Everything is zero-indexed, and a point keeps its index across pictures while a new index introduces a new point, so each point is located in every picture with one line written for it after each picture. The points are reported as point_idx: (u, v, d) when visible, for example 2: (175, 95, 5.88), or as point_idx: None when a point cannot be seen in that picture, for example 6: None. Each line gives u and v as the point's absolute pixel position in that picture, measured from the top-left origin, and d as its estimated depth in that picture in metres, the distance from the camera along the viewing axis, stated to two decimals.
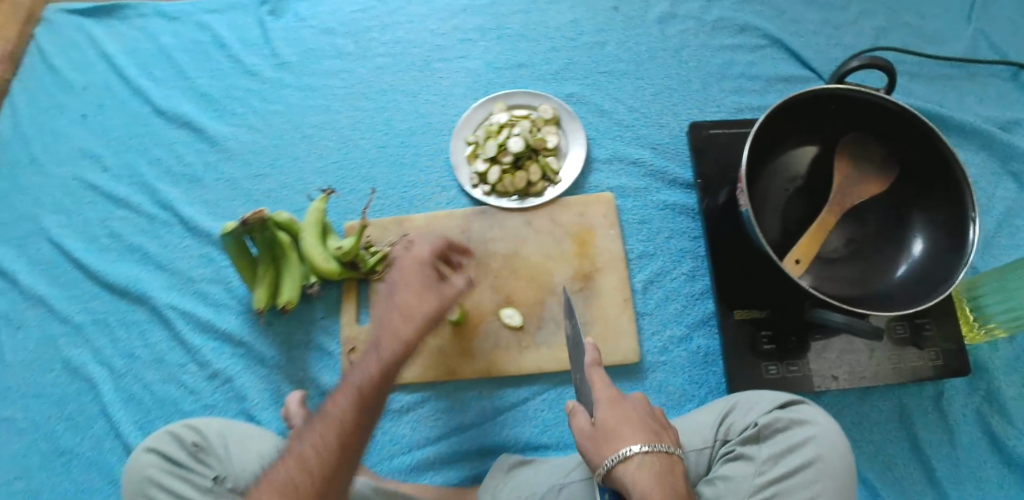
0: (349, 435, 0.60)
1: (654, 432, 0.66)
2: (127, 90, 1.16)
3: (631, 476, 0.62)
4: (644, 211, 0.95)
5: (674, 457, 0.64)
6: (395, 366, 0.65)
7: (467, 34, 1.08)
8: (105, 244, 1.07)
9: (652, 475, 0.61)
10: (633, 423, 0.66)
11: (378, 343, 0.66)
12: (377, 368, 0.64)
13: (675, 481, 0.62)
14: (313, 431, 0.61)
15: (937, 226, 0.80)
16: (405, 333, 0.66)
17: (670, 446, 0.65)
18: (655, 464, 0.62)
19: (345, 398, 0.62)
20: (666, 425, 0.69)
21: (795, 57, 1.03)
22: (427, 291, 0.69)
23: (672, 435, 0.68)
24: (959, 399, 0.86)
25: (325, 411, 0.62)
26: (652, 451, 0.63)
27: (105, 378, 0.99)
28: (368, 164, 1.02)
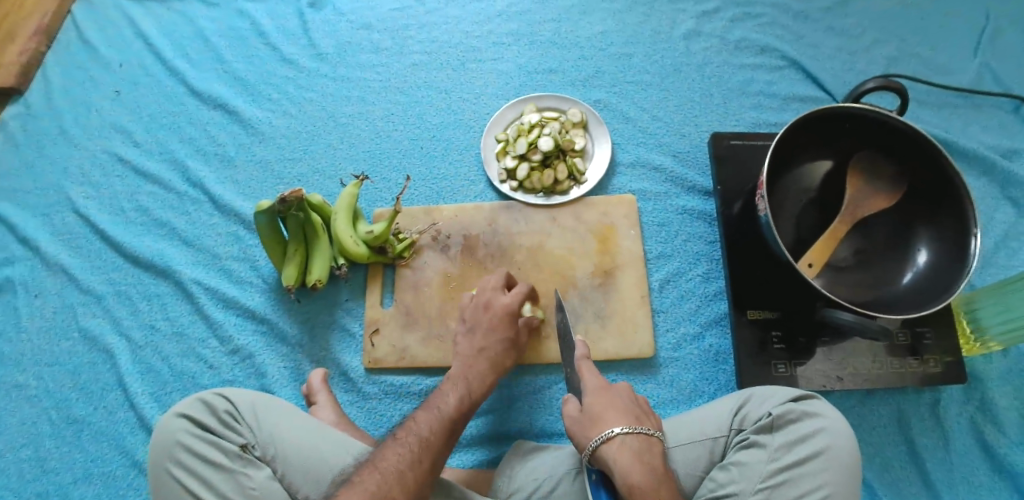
0: (435, 449, 0.71)
1: (637, 417, 0.72)
2: (162, 70, 1.19)
3: (613, 454, 0.67)
4: (663, 214, 0.99)
5: (654, 440, 0.70)
6: (474, 402, 0.79)
7: (501, 38, 1.13)
8: (132, 217, 1.09)
9: (633, 453, 0.67)
10: (618, 408, 0.72)
11: (463, 380, 0.80)
12: (463, 399, 0.78)
13: (653, 459, 0.67)
14: (416, 428, 0.72)
15: (941, 240, 0.85)
16: (490, 378, 0.82)
17: (651, 430, 0.70)
18: (635, 443, 0.68)
19: (435, 419, 0.74)
20: (650, 413, 0.75)
21: (811, 78, 1.09)
22: (512, 347, 0.86)
23: (655, 422, 0.74)
24: (955, 407, 0.90)
25: (415, 427, 0.72)
26: (634, 433, 0.69)
27: (124, 349, 1.01)
28: (399, 155, 1.06)
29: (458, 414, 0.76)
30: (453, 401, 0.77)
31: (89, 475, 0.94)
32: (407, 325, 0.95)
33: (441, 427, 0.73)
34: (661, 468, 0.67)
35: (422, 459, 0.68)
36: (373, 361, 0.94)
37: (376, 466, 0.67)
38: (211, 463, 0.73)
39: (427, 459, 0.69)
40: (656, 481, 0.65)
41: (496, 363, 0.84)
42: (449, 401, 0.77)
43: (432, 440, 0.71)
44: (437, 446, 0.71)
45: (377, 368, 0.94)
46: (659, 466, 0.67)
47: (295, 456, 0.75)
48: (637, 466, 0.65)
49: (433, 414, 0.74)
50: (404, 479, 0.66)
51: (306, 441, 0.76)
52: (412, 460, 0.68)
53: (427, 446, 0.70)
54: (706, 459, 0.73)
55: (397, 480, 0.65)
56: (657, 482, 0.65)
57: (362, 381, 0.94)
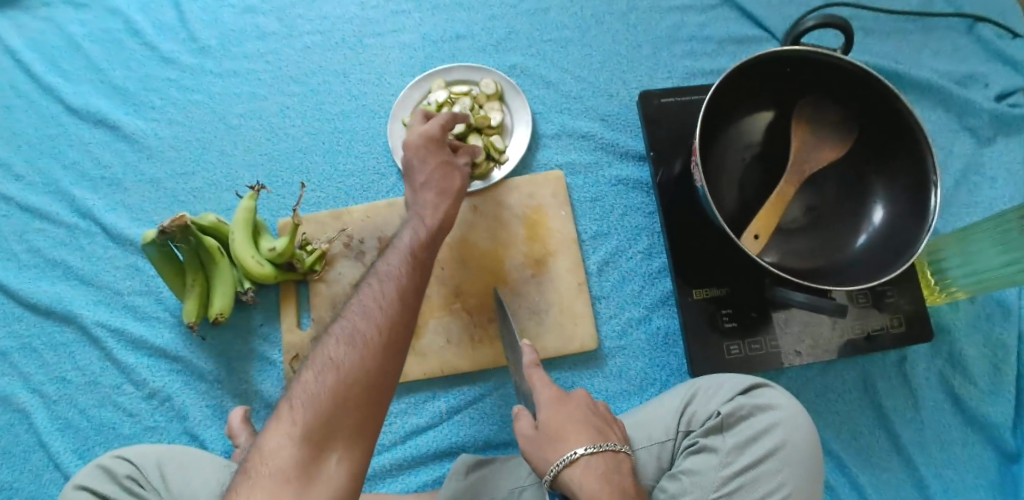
0: (409, 291, 0.59)
1: (601, 429, 0.64)
2: (37, 89, 1.04)
3: (578, 476, 0.60)
4: (596, 188, 0.90)
5: (622, 454, 0.63)
6: (436, 238, 0.66)
7: (401, 6, 1.00)
8: (20, 260, 0.97)
9: (600, 474, 0.60)
10: (579, 422, 0.64)
11: (418, 214, 0.67)
12: (424, 233, 0.65)
13: (622, 478, 0.60)
14: (382, 272, 0.60)
15: (897, 189, 0.77)
16: (443, 207, 0.68)
17: (617, 444, 0.63)
18: (602, 463, 0.61)
19: (399, 259, 0.62)
20: (613, 420, 0.67)
21: (747, 15, 0.98)
22: (454, 169, 0.72)
23: (619, 430, 0.66)
24: (921, 362, 0.85)
25: (380, 271, 0.61)
26: (600, 450, 0.61)
27: (38, 406, 0.91)
28: (300, 153, 0.95)
29: (402, 272, 0.60)
30: (400, 249, 0.63)
31: None
32: None
33: (389, 288, 0.58)
34: (631, 487, 0.60)
35: (365, 333, 0.55)
36: None
37: (315, 359, 0.55)
38: None
39: (377, 334, 0.55)
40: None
41: (444, 189, 0.69)
42: (393, 260, 0.61)
43: (376, 311, 0.57)
44: (386, 314, 0.57)
45: None
46: (629, 486, 0.60)
47: None
48: (606, 489, 0.58)
49: (378, 278, 0.60)
50: (347, 363, 0.54)
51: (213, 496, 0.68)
52: (356, 339, 0.55)
53: (371, 317, 0.56)
54: (655, 466, 0.66)
55: (339, 369, 0.53)
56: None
57: None
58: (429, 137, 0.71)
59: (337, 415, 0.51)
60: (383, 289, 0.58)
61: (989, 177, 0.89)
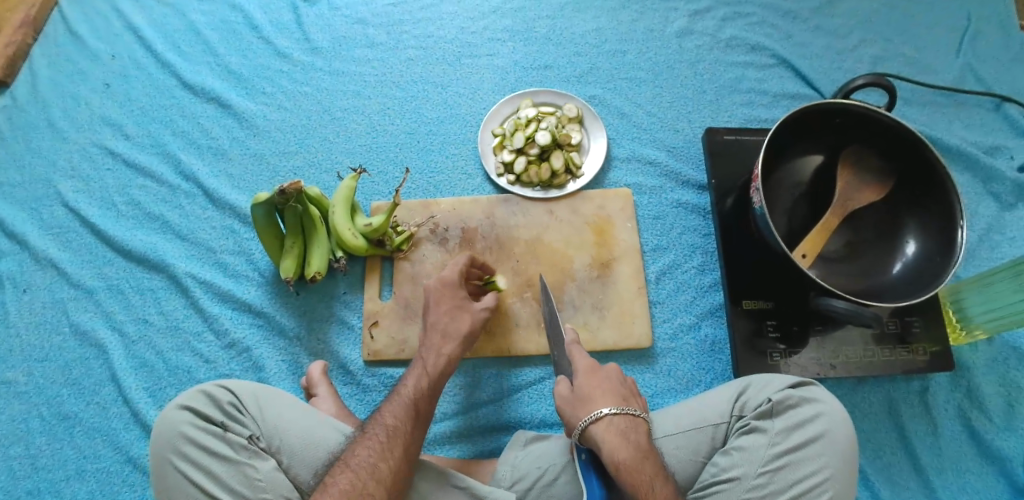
0: (406, 437, 0.73)
1: (626, 398, 0.73)
2: (155, 65, 1.16)
3: (599, 431, 0.68)
4: (659, 208, 1.01)
5: (641, 419, 0.71)
6: (436, 385, 0.80)
7: (496, 34, 1.14)
8: (122, 211, 1.05)
9: (620, 432, 0.68)
10: (608, 390, 0.73)
11: (422, 359, 0.82)
12: (425, 380, 0.80)
13: (636, 438, 0.69)
14: (383, 421, 0.74)
15: (928, 231, 0.88)
16: (446, 350, 0.83)
17: (638, 411, 0.72)
18: (623, 423, 0.69)
19: (398, 407, 0.76)
20: (637, 395, 0.76)
21: (800, 76, 1.11)
22: (461, 312, 0.87)
23: (641, 402, 0.75)
24: (942, 394, 0.92)
25: (378, 418, 0.75)
26: (624, 413, 0.70)
27: (116, 344, 0.97)
28: (396, 148, 1.07)
29: (421, 395, 0.78)
30: (403, 398, 0.77)
31: (81, 473, 0.90)
32: (407, 318, 0.95)
33: (394, 443, 0.72)
34: (644, 445, 0.68)
35: (370, 490, 0.67)
36: (373, 353, 0.93)
37: (346, 463, 0.69)
38: (216, 455, 0.70)
39: (400, 447, 0.72)
40: (639, 459, 0.66)
41: (451, 334, 0.84)
42: (409, 384, 0.79)
43: (398, 428, 0.73)
44: (404, 432, 0.73)
45: (376, 360, 0.93)
46: (643, 444, 0.68)
47: (301, 445, 0.73)
48: (621, 443, 0.67)
49: (397, 401, 0.77)
50: (376, 471, 0.69)
51: (310, 430, 0.74)
52: (381, 451, 0.71)
53: (394, 434, 0.73)
54: (708, 445, 0.74)
55: (369, 473, 0.68)
56: (639, 459, 0.66)
57: (361, 374, 0.93)
58: (452, 283, 0.88)
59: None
60: (388, 444, 0.71)
61: (1010, 236, 0.99)
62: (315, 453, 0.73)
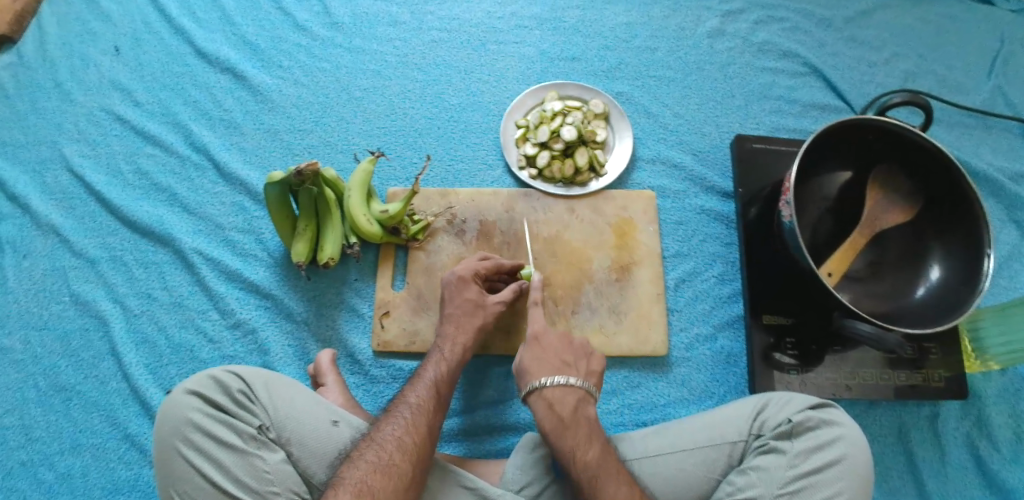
0: (430, 417, 0.74)
1: (565, 365, 0.78)
2: (168, 29, 1.11)
3: (531, 402, 0.75)
4: (682, 213, 0.99)
5: (573, 387, 0.75)
6: (456, 369, 0.81)
7: (524, 21, 1.11)
8: (128, 180, 1.02)
9: (547, 403, 0.74)
10: (547, 360, 0.78)
11: (440, 346, 0.82)
12: (446, 366, 0.80)
13: (562, 407, 0.73)
14: (408, 401, 0.75)
15: (953, 256, 0.87)
16: (464, 341, 0.82)
17: (572, 379, 0.76)
18: (552, 394, 0.74)
19: (421, 390, 0.76)
20: (585, 360, 0.79)
21: (831, 87, 1.09)
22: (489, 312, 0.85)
23: (589, 365, 0.79)
24: (951, 421, 0.92)
25: (401, 399, 0.76)
26: (553, 384, 0.75)
27: (118, 317, 0.93)
28: (415, 133, 1.03)
29: (442, 378, 0.78)
30: (425, 381, 0.78)
31: (77, 448, 0.87)
32: (418, 310, 0.92)
33: (418, 423, 0.72)
34: (570, 414, 0.73)
35: (400, 467, 0.67)
36: (383, 344, 0.91)
37: (373, 438, 0.70)
38: (223, 444, 0.68)
39: (422, 421, 0.73)
40: (561, 428, 0.71)
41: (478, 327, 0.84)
42: (430, 369, 0.79)
43: (422, 406, 0.74)
44: (428, 409, 0.74)
45: (386, 351, 0.91)
46: (568, 412, 0.73)
47: (310, 436, 0.71)
48: (545, 413, 0.73)
49: (418, 383, 0.77)
50: (402, 444, 0.69)
51: (319, 421, 0.73)
52: (406, 426, 0.71)
53: (418, 411, 0.74)
54: (724, 463, 0.74)
55: (396, 447, 0.69)
56: (560, 427, 0.72)
57: (370, 364, 0.91)
58: (472, 281, 0.86)
59: (394, 483, 0.66)
60: (413, 423, 0.72)
61: None
62: (323, 444, 0.71)
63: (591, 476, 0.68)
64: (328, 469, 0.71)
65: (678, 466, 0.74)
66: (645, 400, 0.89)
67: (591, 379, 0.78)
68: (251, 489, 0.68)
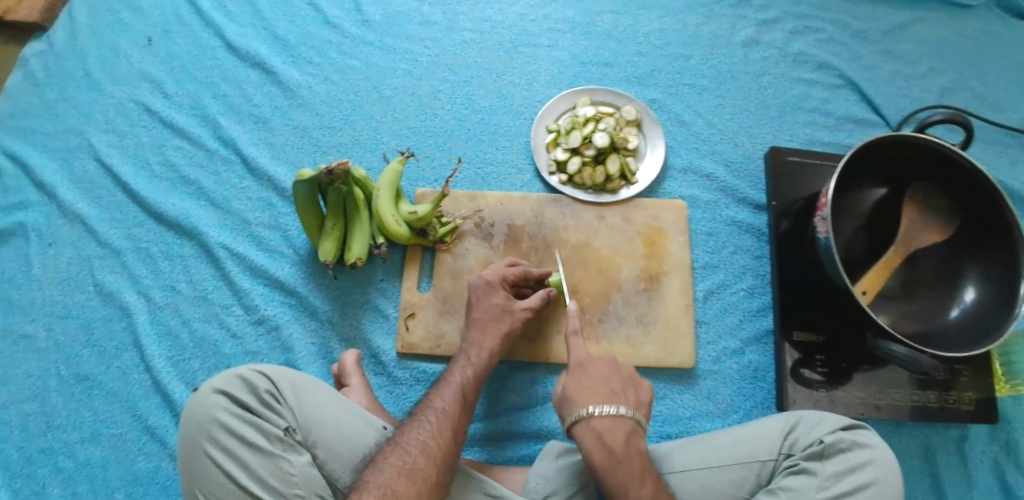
0: (456, 422, 0.72)
1: (614, 392, 0.73)
2: (199, 22, 1.11)
3: (578, 433, 0.71)
4: (712, 224, 0.98)
5: (623, 418, 0.71)
6: (482, 374, 0.79)
7: (556, 25, 1.10)
8: (155, 171, 1.01)
9: (596, 434, 0.70)
10: (594, 387, 0.73)
11: (466, 350, 0.81)
12: (472, 370, 0.78)
13: (612, 442, 0.69)
14: (435, 405, 0.73)
15: (991, 279, 0.84)
16: (490, 345, 0.81)
17: (621, 409, 0.71)
18: (601, 426, 0.70)
19: (448, 394, 0.75)
20: (633, 387, 0.75)
21: (867, 101, 1.07)
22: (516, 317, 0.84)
23: (638, 395, 0.75)
24: (980, 444, 0.90)
25: (427, 403, 0.74)
26: (602, 415, 0.70)
27: (142, 308, 0.93)
28: (445, 134, 1.02)
29: (468, 382, 0.77)
30: (451, 385, 0.76)
31: (96, 438, 0.87)
32: (443, 313, 0.92)
33: (443, 428, 0.71)
34: (621, 447, 0.69)
35: (424, 471, 0.66)
36: (407, 346, 0.90)
37: (397, 442, 0.69)
38: (249, 444, 0.68)
39: (447, 426, 0.71)
40: (612, 464, 0.68)
41: (504, 333, 0.83)
42: (456, 373, 0.78)
43: (448, 410, 0.73)
44: (455, 413, 0.73)
45: (410, 353, 0.90)
46: (619, 447, 0.69)
47: (335, 438, 0.71)
48: (593, 447, 0.69)
49: (445, 388, 0.76)
50: (427, 448, 0.68)
51: (344, 423, 0.72)
52: (432, 430, 0.70)
53: (444, 416, 0.72)
54: (752, 481, 0.73)
55: (421, 451, 0.68)
56: (610, 464, 0.68)
57: (393, 366, 0.90)
58: (498, 286, 0.85)
59: (418, 488, 0.65)
60: (438, 427, 0.70)
61: None
62: (349, 447, 0.71)
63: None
64: (353, 472, 0.70)
65: (705, 483, 0.73)
66: (670, 413, 0.88)
67: (639, 407, 0.74)
68: (276, 491, 0.67)
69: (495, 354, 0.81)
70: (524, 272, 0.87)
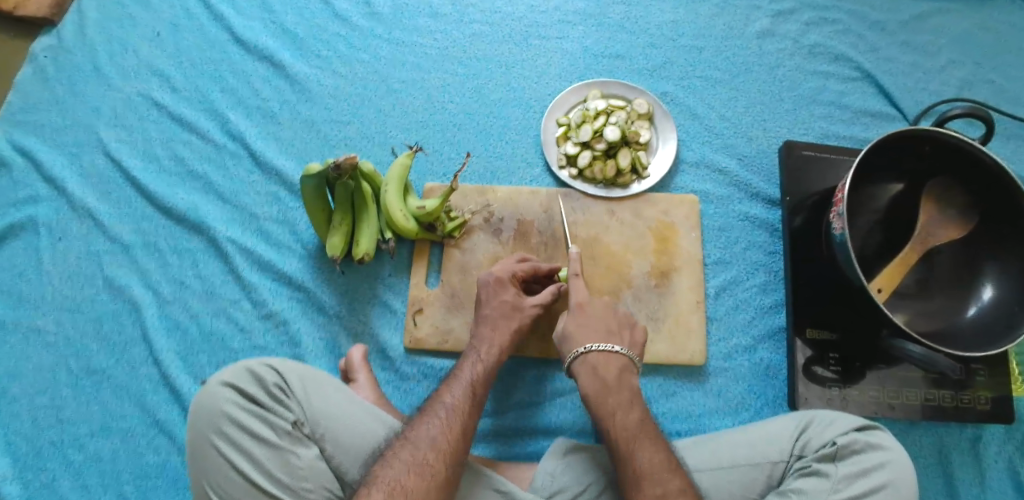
0: (466, 418, 0.72)
1: (610, 330, 0.77)
2: (207, 15, 1.10)
3: (575, 368, 0.75)
4: (725, 220, 0.96)
5: (616, 355, 0.75)
6: (493, 370, 0.78)
7: (567, 16, 1.08)
8: (164, 166, 1.01)
9: (590, 368, 0.74)
10: (593, 324, 0.77)
11: (476, 346, 0.80)
12: (482, 367, 0.78)
13: (605, 372, 0.74)
14: (444, 401, 0.73)
15: (1010, 276, 0.83)
16: (500, 342, 0.80)
17: (617, 347, 0.75)
18: (596, 359, 0.74)
19: (457, 390, 0.74)
20: (629, 329, 0.79)
21: (884, 94, 1.05)
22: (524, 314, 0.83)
23: (632, 337, 0.78)
24: (995, 444, 0.89)
25: (437, 399, 0.74)
26: (596, 350, 0.74)
27: (151, 303, 0.93)
28: (454, 127, 1.01)
29: (478, 379, 0.76)
30: (461, 381, 0.75)
31: (106, 431, 0.87)
32: (452, 308, 0.91)
33: (453, 423, 0.70)
34: (613, 381, 0.73)
35: (433, 467, 0.66)
36: (415, 342, 0.90)
37: (407, 438, 0.68)
38: (257, 437, 0.67)
39: (457, 423, 0.70)
40: (602, 392, 0.72)
41: (513, 328, 0.82)
42: (466, 369, 0.77)
43: (458, 407, 0.72)
44: (464, 410, 0.72)
45: (418, 349, 0.90)
46: (612, 378, 0.73)
47: (344, 433, 0.70)
48: (587, 379, 0.74)
49: (455, 384, 0.75)
50: (437, 444, 0.68)
51: (353, 418, 0.72)
52: (442, 426, 0.69)
53: (453, 412, 0.71)
54: (763, 483, 0.72)
55: (430, 446, 0.67)
56: (602, 392, 0.72)
57: (401, 361, 0.90)
58: (507, 282, 0.84)
59: (428, 485, 0.64)
60: (448, 423, 0.70)
61: None
62: (357, 442, 0.70)
63: (631, 437, 0.68)
64: (361, 468, 0.70)
65: (716, 483, 0.72)
66: (680, 410, 0.87)
67: (634, 348, 0.78)
68: (284, 485, 0.67)
69: (505, 350, 0.81)
70: (534, 268, 0.86)
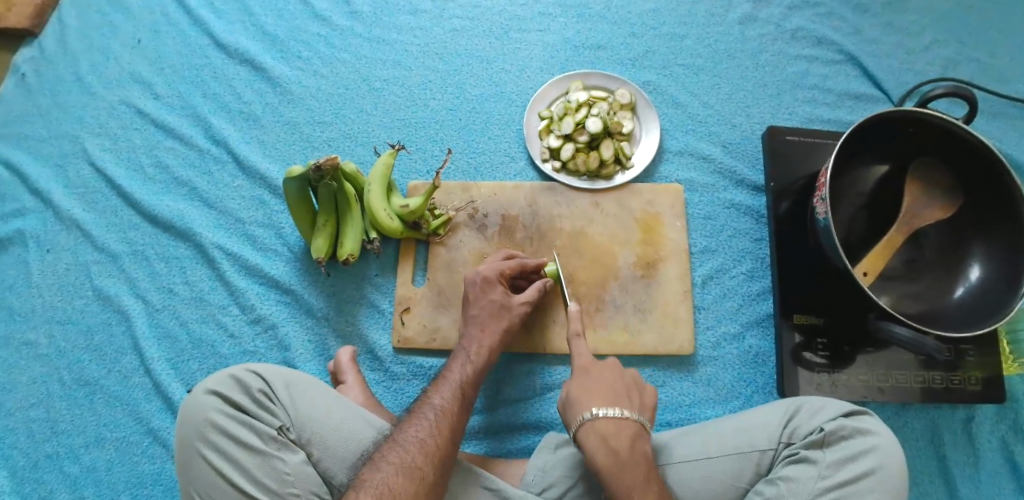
0: (455, 419, 0.71)
1: (618, 395, 0.70)
2: (187, 20, 1.10)
3: (582, 437, 0.68)
4: (710, 207, 0.96)
5: (627, 420, 0.68)
6: (483, 370, 0.78)
7: (547, 9, 1.08)
8: (149, 174, 1.01)
9: (601, 439, 0.66)
10: (595, 387, 0.71)
11: (466, 347, 0.80)
12: (472, 367, 0.78)
13: (617, 443, 0.66)
14: (434, 403, 0.73)
15: (995, 256, 0.82)
16: (490, 341, 0.80)
17: (627, 412, 0.68)
18: (604, 427, 0.67)
19: (447, 392, 0.74)
20: (638, 390, 0.72)
21: (868, 75, 1.04)
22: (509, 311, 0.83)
23: (642, 398, 0.72)
24: (987, 425, 0.88)
25: (427, 400, 0.73)
26: (604, 416, 0.68)
27: (140, 312, 0.93)
28: (436, 125, 1.01)
29: (467, 380, 0.76)
30: (451, 382, 0.75)
31: (99, 441, 0.87)
32: (439, 306, 0.91)
33: (441, 422, 0.70)
34: (626, 451, 0.65)
35: (422, 469, 0.65)
36: (403, 341, 0.90)
37: (396, 440, 0.68)
38: (242, 444, 0.67)
39: (446, 423, 0.70)
40: (617, 466, 0.64)
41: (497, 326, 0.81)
42: (455, 370, 0.77)
43: (446, 408, 0.72)
44: (453, 411, 0.72)
45: (406, 348, 0.90)
46: (623, 446, 0.66)
47: (331, 437, 0.70)
48: (598, 450, 0.66)
49: (444, 385, 0.75)
50: (425, 445, 0.67)
51: (340, 422, 0.72)
52: (430, 428, 0.69)
53: (443, 413, 0.71)
54: (752, 471, 0.72)
55: (419, 448, 0.67)
56: (614, 464, 0.65)
57: (390, 361, 0.90)
58: (491, 279, 0.84)
59: (417, 486, 0.64)
60: (435, 424, 0.70)
61: None
62: (344, 446, 0.70)
63: (619, 464, 0.64)
64: (350, 470, 0.70)
65: (705, 473, 0.72)
66: (670, 400, 0.87)
67: (643, 411, 0.71)
68: (271, 491, 0.67)
69: (494, 349, 0.81)
70: (518, 264, 0.86)
